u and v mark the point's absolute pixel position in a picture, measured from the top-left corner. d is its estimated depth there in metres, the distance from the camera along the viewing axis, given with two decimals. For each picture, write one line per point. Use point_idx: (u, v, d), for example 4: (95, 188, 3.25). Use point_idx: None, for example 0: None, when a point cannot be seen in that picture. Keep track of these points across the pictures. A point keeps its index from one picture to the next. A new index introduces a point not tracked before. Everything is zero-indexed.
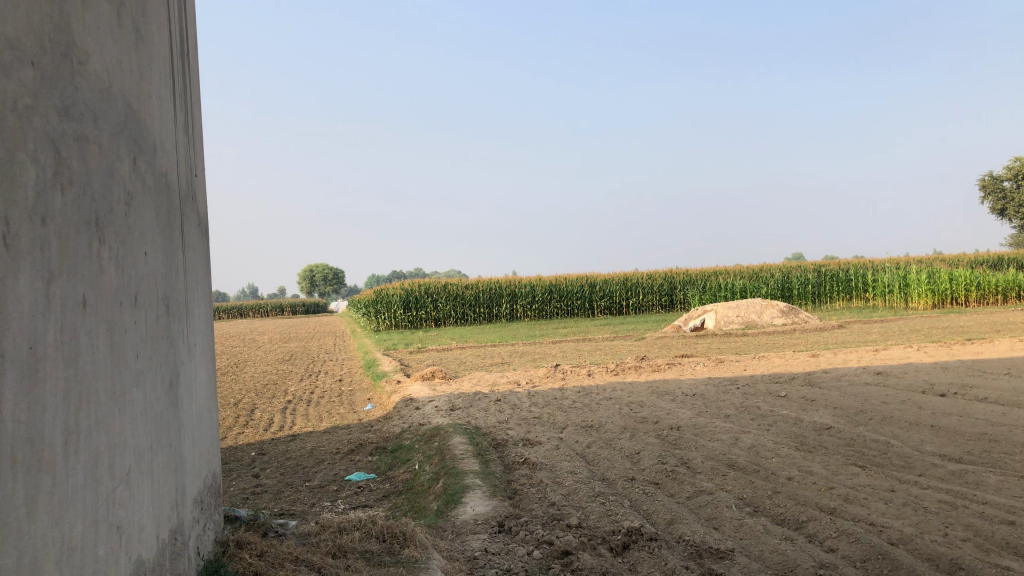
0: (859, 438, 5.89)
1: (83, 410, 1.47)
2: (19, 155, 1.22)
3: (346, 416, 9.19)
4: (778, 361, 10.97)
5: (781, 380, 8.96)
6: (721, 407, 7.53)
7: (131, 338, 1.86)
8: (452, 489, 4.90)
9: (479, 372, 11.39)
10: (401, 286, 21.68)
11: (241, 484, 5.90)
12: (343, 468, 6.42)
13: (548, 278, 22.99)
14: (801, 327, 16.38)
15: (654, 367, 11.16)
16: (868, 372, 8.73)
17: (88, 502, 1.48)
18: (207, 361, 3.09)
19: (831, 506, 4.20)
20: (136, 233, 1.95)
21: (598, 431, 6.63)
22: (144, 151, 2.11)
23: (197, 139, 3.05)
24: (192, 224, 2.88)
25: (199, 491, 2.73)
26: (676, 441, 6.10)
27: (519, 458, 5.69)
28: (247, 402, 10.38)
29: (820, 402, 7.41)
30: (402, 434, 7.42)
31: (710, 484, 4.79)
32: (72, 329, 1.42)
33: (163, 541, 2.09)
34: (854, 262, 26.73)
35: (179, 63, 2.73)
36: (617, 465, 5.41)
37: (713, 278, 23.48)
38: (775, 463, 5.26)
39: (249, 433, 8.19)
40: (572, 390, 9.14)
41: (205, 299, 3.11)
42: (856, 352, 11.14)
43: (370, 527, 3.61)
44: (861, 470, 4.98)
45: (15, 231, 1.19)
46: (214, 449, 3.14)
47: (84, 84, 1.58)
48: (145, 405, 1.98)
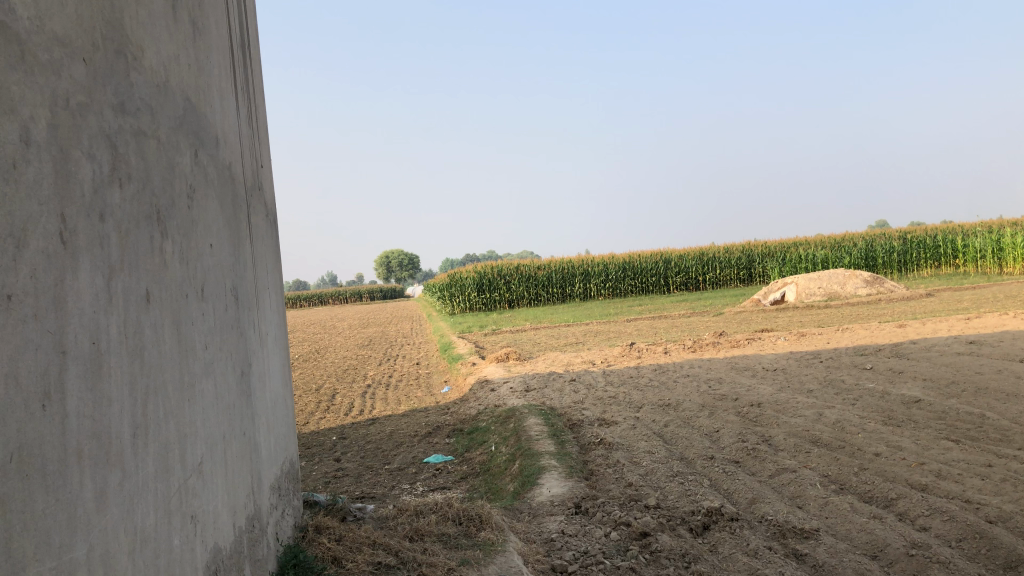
0: (952, 411, 5.63)
1: (151, 404, 1.48)
2: (73, 152, 1.22)
3: (424, 399, 9.31)
4: (864, 333, 10.62)
5: (866, 352, 8.66)
6: (804, 382, 7.31)
7: (199, 330, 1.88)
8: (528, 470, 4.89)
9: (555, 352, 11.36)
10: (474, 269, 21.81)
11: (323, 468, 6.03)
12: (422, 451, 6.49)
13: (622, 256, 22.77)
14: (887, 297, 15.82)
15: (733, 342, 10.93)
16: (960, 342, 8.35)
17: (159, 494, 1.49)
18: (280, 349, 3.14)
19: (922, 483, 4.03)
20: (200, 226, 1.97)
21: (676, 410, 6.53)
22: (205, 144, 2.13)
23: (261, 131, 3.09)
24: (260, 214, 2.92)
25: (277, 477, 2.77)
26: (757, 418, 5.96)
27: (596, 439, 5.64)
28: (327, 387, 10.62)
29: (909, 374, 7.13)
30: (479, 415, 7.46)
31: (793, 462, 4.65)
32: (136, 323, 1.43)
33: (240, 528, 2.13)
34: (942, 227, 25.59)
35: (239, 56, 2.76)
36: (695, 444, 5.31)
37: (793, 250, 22.86)
38: (862, 438, 5.07)
39: (330, 417, 8.37)
40: (648, 369, 9.03)
41: (276, 289, 3.15)
42: (947, 321, 10.68)
43: (447, 509, 3.61)
44: (954, 445, 4.76)
45: (72, 227, 1.20)
46: (291, 436, 3.19)
47: (139, 78, 1.59)
48: (217, 395, 2.00)
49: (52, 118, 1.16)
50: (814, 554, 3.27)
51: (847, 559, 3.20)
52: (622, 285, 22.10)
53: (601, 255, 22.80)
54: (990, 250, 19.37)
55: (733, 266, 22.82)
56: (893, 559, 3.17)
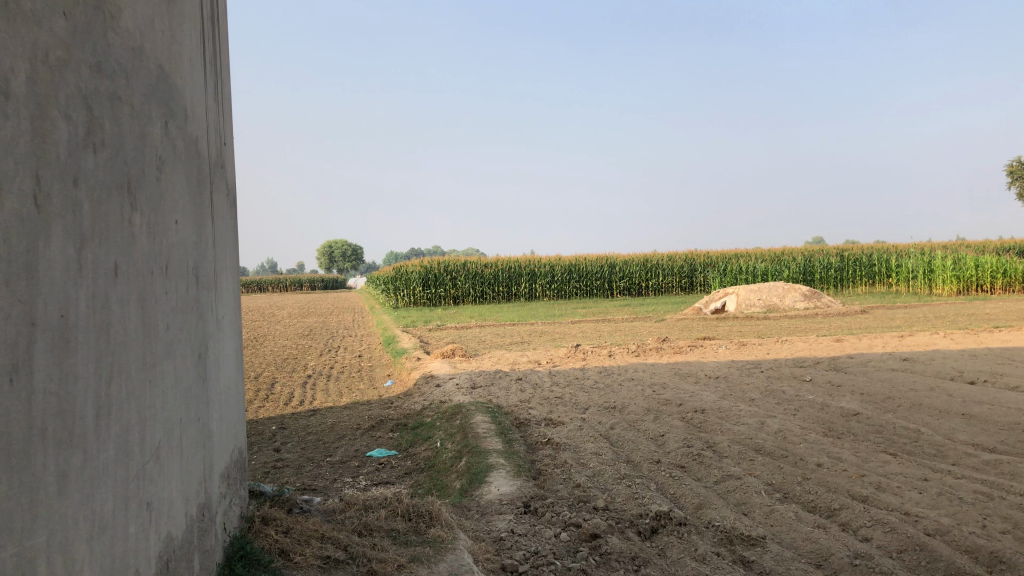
0: (888, 425, 5.77)
1: (115, 382, 1.40)
2: (51, 111, 1.15)
3: (366, 392, 9.19)
4: (803, 345, 10.85)
5: (805, 364, 8.85)
6: (746, 391, 7.43)
7: (162, 309, 1.79)
8: (475, 468, 4.85)
9: (499, 351, 11.34)
10: (420, 263, 21.63)
11: (263, 458, 5.89)
12: (364, 444, 6.39)
13: (568, 259, 22.89)
14: (823, 311, 16.22)
15: (676, 348, 11.07)
16: (895, 358, 8.58)
17: (119, 478, 1.42)
18: (234, 334, 3.03)
19: (863, 494, 4.11)
20: (167, 200, 1.89)
21: (621, 413, 6.56)
22: (175, 116, 2.04)
23: (226, 108, 2.98)
24: (222, 193, 2.82)
25: (227, 466, 2.68)
26: (701, 424, 6.02)
27: (542, 439, 5.63)
28: (266, 375, 10.40)
29: (847, 387, 7.29)
30: (423, 411, 7.40)
31: (738, 469, 4.71)
32: (104, 298, 1.35)
33: (192, 517, 2.04)
34: (877, 246, 26.37)
35: (209, 29, 2.66)
36: (642, 448, 5.34)
37: (735, 261, 23.28)
38: (804, 449, 5.16)
39: (269, 407, 8.19)
40: (593, 371, 9.06)
41: (234, 272, 3.05)
42: (881, 337, 10.99)
43: (396, 505, 3.55)
44: (892, 458, 4.88)
45: (47, 190, 1.12)
46: (241, 424, 3.09)
47: (116, 40, 1.51)
48: (176, 378, 1.92)
49: (32, 73, 1.08)
50: (761, 561, 3.31)
51: (793, 568, 3.24)
52: (566, 287, 22.21)
53: (548, 256, 22.87)
54: (922, 271, 20.01)
55: (677, 274, 23.14)
56: (837, 568, 3.22)
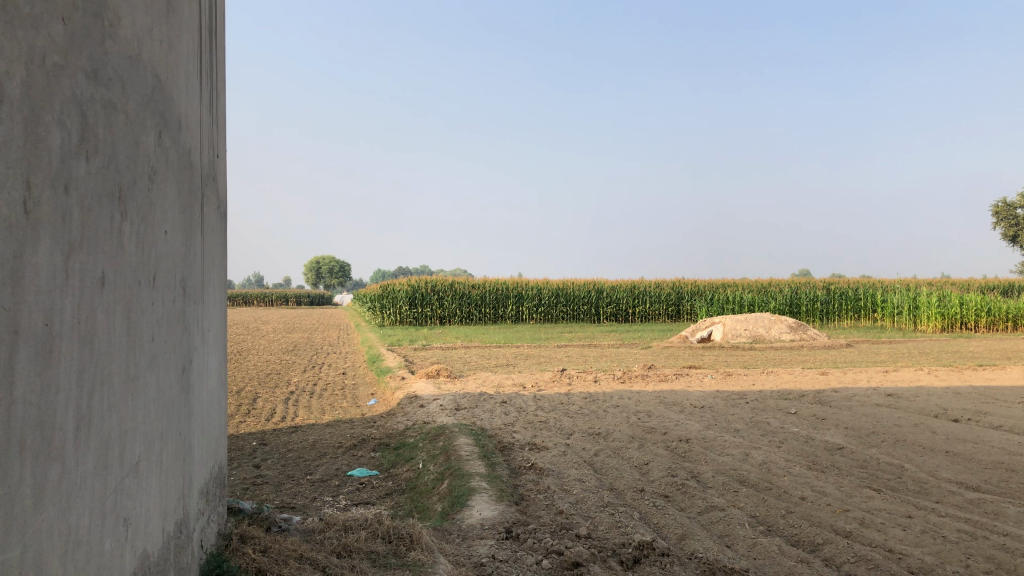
0: (873, 460, 5.77)
1: (97, 394, 1.37)
2: (44, 117, 1.13)
3: (349, 410, 9.11)
4: (788, 377, 10.87)
5: (790, 396, 8.86)
6: (731, 421, 7.42)
7: (146, 320, 1.76)
8: (457, 490, 4.80)
9: (485, 372, 11.29)
10: (408, 282, 21.59)
11: (242, 473, 5.82)
12: (346, 463, 6.33)
13: (556, 282, 22.90)
14: (809, 343, 16.28)
15: (662, 376, 11.06)
16: (879, 393, 8.60)
17: (96, 493, 1.38)
18: (219, 348, 3.00)
19: (847, 530, 4.10)
20: (157, 210, 1.86)
21: (606, 439, 6.53)
22: (169, 126, 2.02)
23: (220, 119, 2.97)
24: (212, 206, 2.79)
25: (205, 482, 2.63)
26: (685, 454, 6.00)
27: (526, 463, 5.59)
28: (249, 390, 10.30)
29: (831, 421, 7.30)
30: (406, 431, 7.34)
31: (722, 500, 4.69)
32: (89, 307, 1.32)
33: (168, 534, 2.00)
34: (863, 280, 26.56)
35: (207, 41, 2.65)
36: (625, 475, 5.31)
37: (722, 291, 23.37)
38: (788, 481, 5.15)
39: (251, 422, 8.11)
40: (578, 396, 9.03)
41: (221, 285, 3.02)
42: (866, 372, 11.03)
43: (376, 527, 3.51)
44: (876, 493, 4.87)
45: (37, 197, 1.10)
46: (222, 439, 3.05)
47: (114, 48, 1.49)
48: (158, 391, 1.88)
49: (27, 77, 1.06)
50: None
51: None
52: (553, 311, 22.21)
53: (536, 280, 22.89)
54: (907, 307, 20.14)
55: (664, 301, 23.20)
56: None
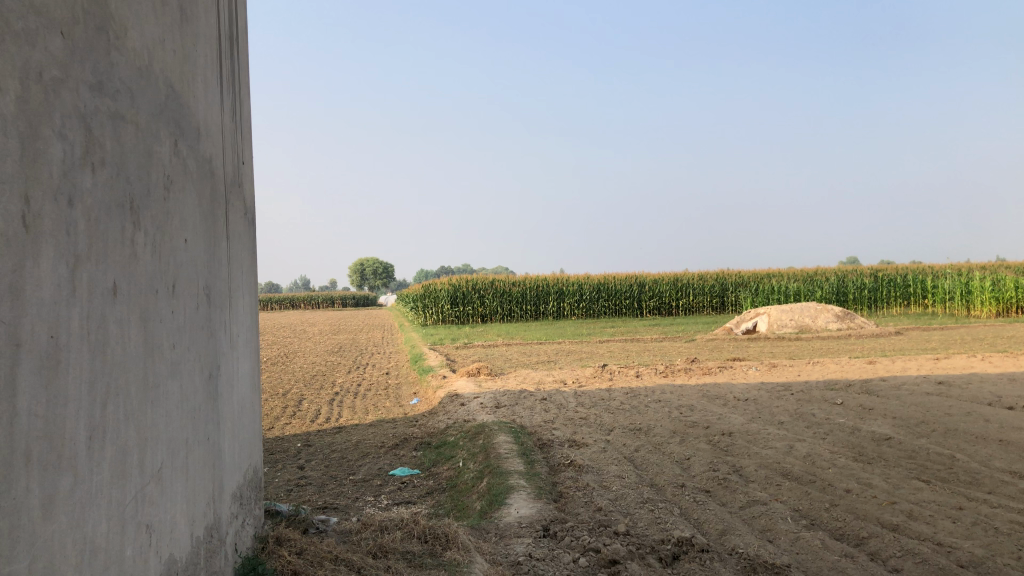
0: (922, 450, 5.63)
1: (111, 403, 1.39)
2: (43, 130, 1.14)
3: (392, 410, 9.17)
4: (835, 367, 10.66)
5: (837, 386, 8.69)
6: (775, 413, 7.30)
7: (167, 328, 1.78)
8: (496, 489, 4.80)
9: (526, 370, 11.28)
10: (449, 281, 21.68)
11: (286, 475, 5.89)
12: (387, 463, 6.36)
13: (597, 277, 22.80)
14: (857, 332, 15.95)
15: (705, 369, 10.93)
16: (929, 381, 8.39)
17: (115, 500, 1.39)
18: (250, 352, 3.03)
19: (893, 522, 3.99)
20: (175, 219, 1.88)
21: (647, 435, 6.47)
22: (186, 135, 2.04)
23: (245, 126, 3.00)
24: (238, 212, 2.82)
25: (239, 485, 2.66)
26: (728, 447, 5.91)
27: (565, 460, 5.56)
28: (294, 392, 10.43)
29: (879, 411, 7.14)
30: (447, 429, 7.36)
31: (764, 494, 4.61)
32: (101, 318, 1.34)
33: (198, 538, 2.02)
34: (914, 266, 25.94)
35: (227, 48, 2.68)
36: (666, 471, 5.25)
37: (767, 281, 23.03)
38: (833, 474, 5.04)
39: (296, 424, 8.21)
40: (620, 391, 8.97)
41: (251, 290, 3.05)
42: (916, 360, 10.76)
43: (412, 527, 3.51)
44: (925, 485, 4.74)
45: (37, 210, 1.11)
46: (257, 443, 3.08)
47: (121, 60, 1.51)
48: (182, 397, 1.90)
49: (22, 92, 1.07)
50: None
51: None
52: (595, 305, 22.11)
53: (577, 275, 22.80)
54: (960, 292, 19.61)
55: (707, 293, 22.94)
56: None
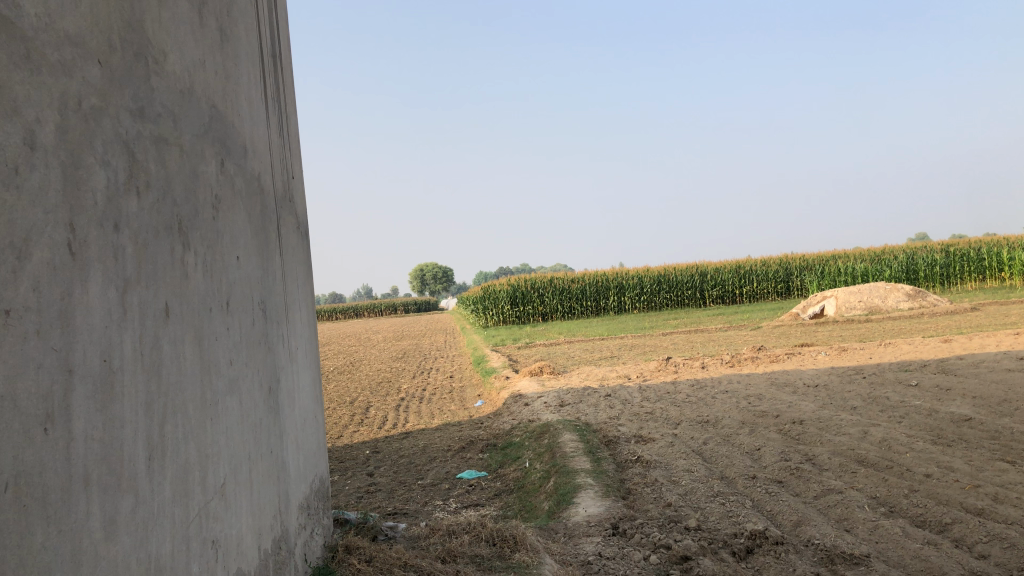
0: (1005, 430, 5.40)
1: (169, 423, 1.41)
2: (85, 159, 1.15)
3: (457, 413, 9.22)
4: (908, 347, 10.33)
5: (911, 367, 8.42)
6: (847, 398, 7.10)
7: (223, 345, 1.81)
8: (564, 488, 4.77)
9: (589, 366, 11.22)
10: (508, 282, 21.71)
11: (356, 482, 5.96)
12: (455, 466, 6.39)
13: (657, 270, 22.57)
14: (930, 311, 15.44)
15: (772, 357, 10.71)
16: (1009, 358, 8.06)
17: (178, 520, 1.41)
18: (311, 364, 3.07)
19: (978, 507, 3.83)
20: (226, 237, 1.91)
21: (715, 427, 6.36)
22: (232, 153, 2.07)
23: (293, 141, 3.03)
24: (291, 226, 2.86)
25: (306, 496, 2.70)
26: (799, 436, 5.77)
27: (632, 456, 5.50)
28: (361, 400, 10.57)
29: (956, 391, 6.88)
30: (512, 430, 7.36)
31: (839, 482, 4.48)
32: (154, 339, 1.36)
33: (266, 551, 2.04)
34: (987, 239, 24.99)
35: (270, 66, 2.71)
36: (736, 463, 5.15)
37: (832, 264, 22.47)
38: (910, 458, 4.88)
39: (364, 431, 8.32)
40: (685, 384, 8.85)
41: (308, 303, 3.09)
42: (994, 336, 10.35)
43: (480, 530, 3.51)
44: (1009, 466, 4.54)
45: (82, 237, 1.12)
46: (322, 453, 3.12)
47: (161, 84, 1.53)
48: (242, 412, 1.93)
49: (61, 123, 1.09)
50: None
51: None
52: (656, 298, 21.89)
53: (636, 269, 22.62)
54: None
55: (771, 279, 22.50)
56: None
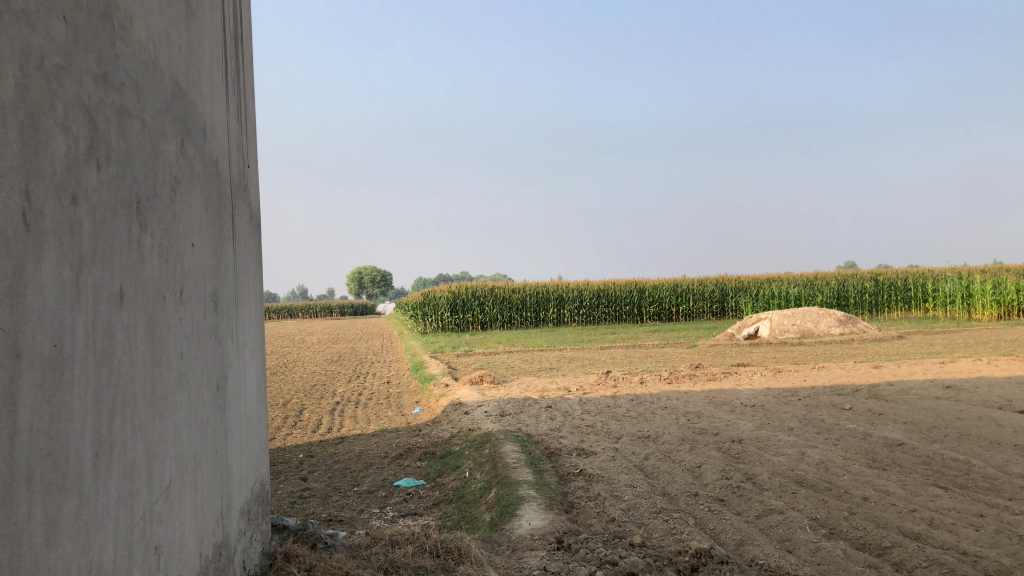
0: (937, 456, 5.53)
1: (118, 418, 1.29)
2: (45, 122, 1.04)
3: (394, 419, 9.06)
4: (840, 371, 10.57)
5: (844, 391, 8.59)
6: (784, 419, 7.19)
7: (174, 337, 1.69)
8: (505, 500, 4.69)
9: (528, 377, 11.18)
10: (448, 288, 21.55)
11: (289, 487, 5.77)
12: (392, 473, 6.25)
13: (597, 284, 22.70)
14: (859, 336, 15.86)
15: (710, 375, 10.83)
16: (937, 385, 8.28)
17: (122, 522, 1.29)
18: (257, 361, 2.94)
19: (915, 531, 3.89)
20: (182, 223, 1.79)
21: (655, 442, 6.37)
22: (192, 134, 1.95)
23: (250, 129, 2.90)
24: (244, 217, 2.73)
25: (247, 500, 2.56)
26: (739, 455, 5.81)
27: (574, 469, 5.46)
28: (295, 402, 10.31)
29: (888, 416, 7.04)
30: (452, 438, 7.25)
31: (780, 502, 4.51)
32: (106, 325, 1.24)
33: (206, 558, 1.92)
34: (912, 270, 25.84)
35: (232, 48, 2.59)
36: (678, 479, 5.15)
37: (767, 287, 22.94)
38: (848, 481, 4.94)
39: (297, 434, 8.09)
40: (624, 398, 8.87)
41: (256, 298, 2.95)
42: (922, 364, 10.65)
43: (424, 540, 3.40)
44: (943, 492, 4.64)
45: (39, 208, 1.01)
46: (264, 456, 2.98)
47: (126, 51, 1.42)
48: (190, 409, 1.81)
49: (22, 77, 0.98)
50: None
51: None
52: (596, 312, 22.03)
53: (576, 282, 22.71)
54: (960, 295, 19.49)
55: (707, 298, 22.87)
56: None
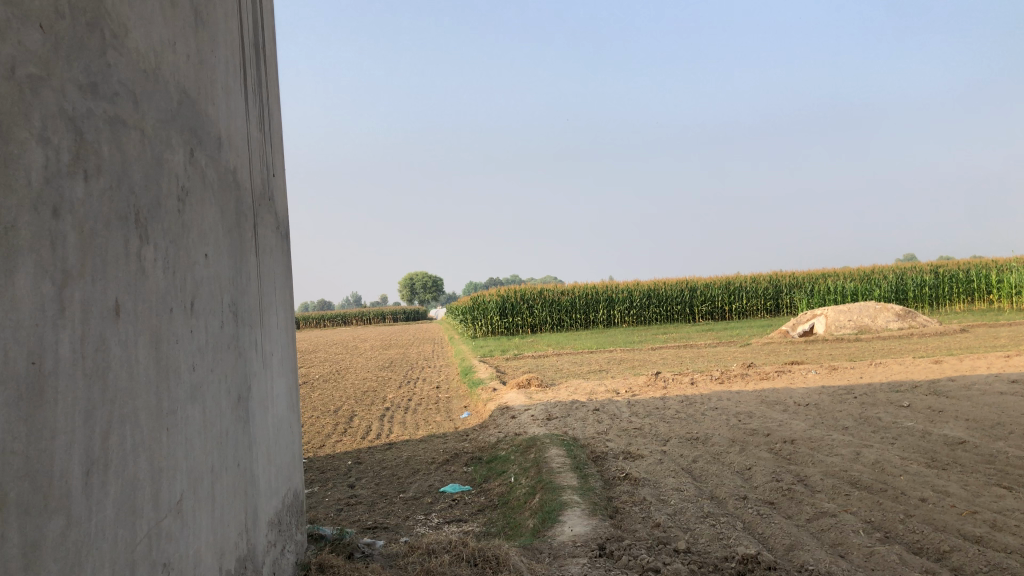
0: (1000, 454, 5.29)
1: (115, 433, 1.26)
2: (17, 132, 1.02)
3: (442, 424, 9.05)
4: (898, 367, 10.24)
5: (902, 388, 8.30)
6: (839, 418, 6.98)
7: (185, 349, 1.67)
8: (549, 506, 4.62)
9: (577, 380, 11.09)
10: (497, 292, 21.55)
11: (336, 494, 5.78)
12: (439, 479, 6.22)
13: (647, 284, 22.47)
14: (919, 331, 15.38)
15: (762, 374, 10.60)
16: (1001, 380, 7.96)
17: (122, 540, 1.27)
18: (288, 372, 2.94)
19: (976, 535, 3.71)
20: (193, 233, 1.77)
21: (705, 445, 6.22)
22: (204, 144, 1.93)
23: (275, 139, 2.90)
24: (270, 226, 2.72)
25: (277, 512, 2.55)
26: (791, 456, 5.64)
27: (620, 473, 5.36)
28: (344, 409, 10.37)
29: (949, 413, 6.77)
30: (498, 443, 7.20)
31: (833, 505, 4.35)
32: (98, 340, 1.22)
33: (227, 571, 1.89)
34: (974, 261, 25.02)
35: (252, 57, 2.58)
36: (727, 482, 5.02)
37: (822, 283, 22.43)
38: (905, 481, 4.76)
39: (346, 441, 8.12)
40: (674, 400, 8.72)
41: (285, 308, 2.95)
42: (985, 358, 10.26)
43: (461, 548, 3.35)
44: (1006, 492, 4.42)
45: (11, 221, 0.99)
46: (297, 466, 2.97)
47: (121, 61, 1.39)
48: (205, 422, 1.78)
49: None
50: None
51: None
52: (646, 312, 21.79)
53: (626, 282, 22.51)
54: None
55: (761, 295, 22.46)
56: None
